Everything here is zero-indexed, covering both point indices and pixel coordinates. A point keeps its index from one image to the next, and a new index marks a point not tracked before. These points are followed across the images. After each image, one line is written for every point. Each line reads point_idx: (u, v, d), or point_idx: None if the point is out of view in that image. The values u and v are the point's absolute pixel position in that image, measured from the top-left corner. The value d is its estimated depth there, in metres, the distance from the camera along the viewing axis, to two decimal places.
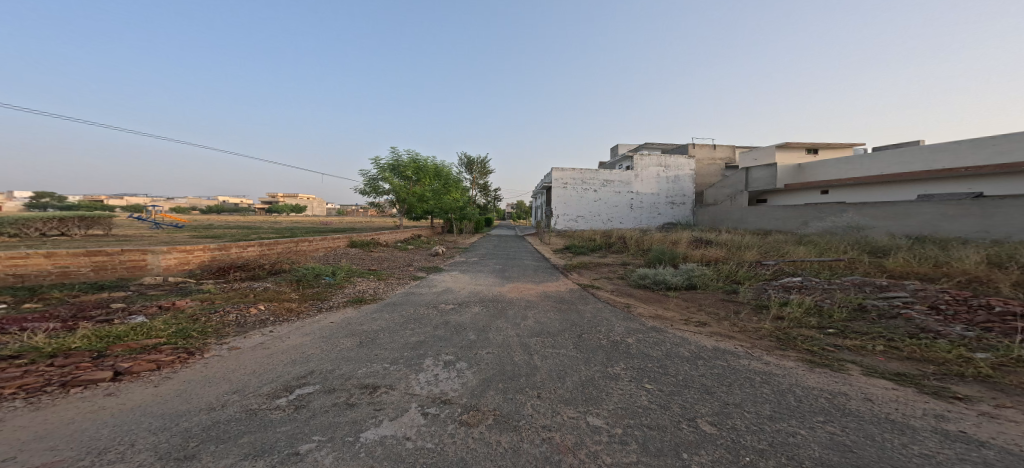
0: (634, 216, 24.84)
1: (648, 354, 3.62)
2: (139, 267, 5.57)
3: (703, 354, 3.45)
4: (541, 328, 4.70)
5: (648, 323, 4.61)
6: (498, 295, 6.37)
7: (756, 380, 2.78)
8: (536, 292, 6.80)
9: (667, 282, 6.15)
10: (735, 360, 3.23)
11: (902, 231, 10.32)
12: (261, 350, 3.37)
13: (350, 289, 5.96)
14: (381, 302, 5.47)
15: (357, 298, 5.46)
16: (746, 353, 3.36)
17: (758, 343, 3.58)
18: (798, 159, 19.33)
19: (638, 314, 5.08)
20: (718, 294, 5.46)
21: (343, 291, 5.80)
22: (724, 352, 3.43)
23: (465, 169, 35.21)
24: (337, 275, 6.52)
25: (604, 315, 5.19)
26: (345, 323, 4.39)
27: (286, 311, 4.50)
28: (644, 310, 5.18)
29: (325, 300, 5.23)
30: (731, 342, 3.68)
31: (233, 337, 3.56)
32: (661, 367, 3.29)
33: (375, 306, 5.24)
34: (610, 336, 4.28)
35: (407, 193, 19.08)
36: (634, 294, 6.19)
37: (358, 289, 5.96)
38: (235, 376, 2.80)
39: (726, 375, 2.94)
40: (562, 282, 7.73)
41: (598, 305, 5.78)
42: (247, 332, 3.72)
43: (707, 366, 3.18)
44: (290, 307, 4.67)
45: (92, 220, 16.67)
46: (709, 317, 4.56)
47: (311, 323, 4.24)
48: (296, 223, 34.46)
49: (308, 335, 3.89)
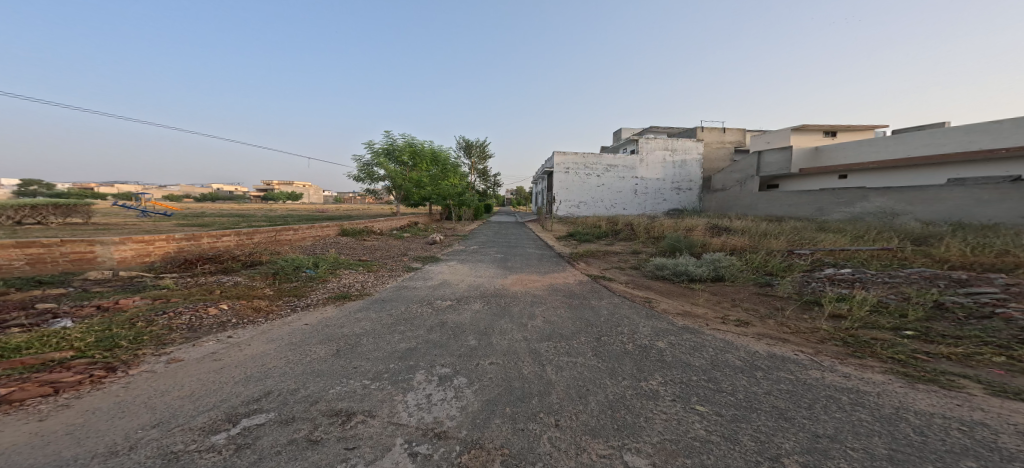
0: (638, 202, 24.14)
1: (689, 363, 2.99)
2: (88, 260, 4.84)
3: (759, 363, 2.81)
4: (552, 330, 4.06)
5: (677, 323, 3.98)
6: (499, 289, 5.72)
7: (843, 401, 2.19)
8: (541, 284, 6.14)
9: (690, 273, 5.52)
10: (803, 373, 2.59)
11: (932, 217, 9.69)
12: (210, 362, 2.72)
13: (335, 283, 5.29)
14: (368, 298, 4.80)
15: (342, 294, 4.81)
16: (812, 360, 2.76)
17: (821, 348, 2.96)
18: (814, 142, 18.46)
19: (663, 310, 4.46)
20: (752, 287, 4.84)
21: (325, 286, 5.10)
22: (784, 360, 2.82)
23: (463, 153, 34.11)
24: (321, 267, 5.85)
25: (624, 312, 4.57)
26: (321, 326, 3.72)
27: (253, 311, 3.83)
28: (669, 307, 4.55)
29: (303, 297, 4.57)
30: (787, 347, 3.05)
31: (177, 345, 2.89)
32: (710, 381, 2.67)
33: (361, 303, 4.60)
34: (635, 339, 3.64)
35: (403, 179, 18.33)
36: (652, 286, 5.57)
37: (345, 284, 5.30)
38: (161, 402, 2.14)
39: (801, 394, 2.33)
40: (568, 272, 7.07)
41: (613, 299, 5.16)
42: (198, 338, 3.07)
43: (769, 379, 2.57)
44: (258, 305, 3.99)
45: (67, 209, 15.43)
46: (749, 315, 3.94)
47: (283, 325, 3.60)
48: (290, 211, 33.55)
49: (276, 341, 3.24)
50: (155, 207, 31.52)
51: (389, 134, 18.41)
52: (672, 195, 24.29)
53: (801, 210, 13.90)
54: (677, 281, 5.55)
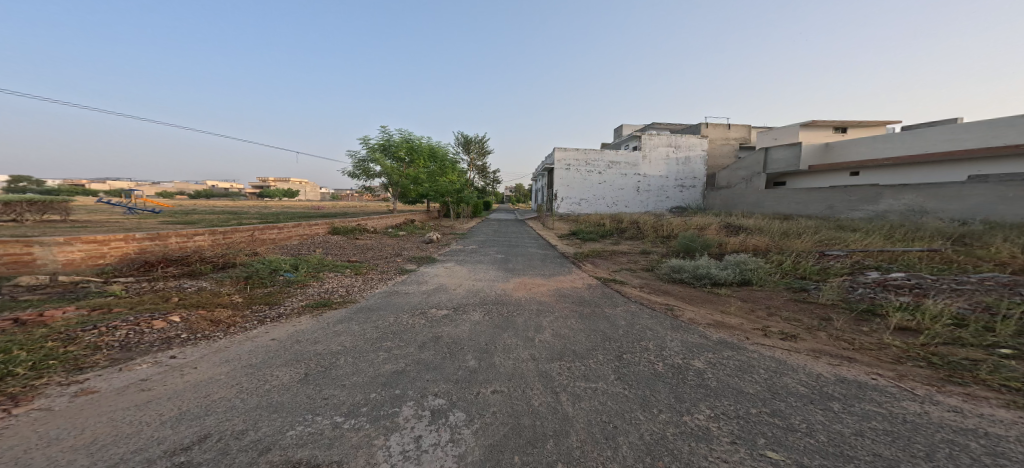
0: (640, 200, 23.63)
1: (742, 391, 2.43)
2: (26, 263, 4.21)
3: (831, 392, 2.26)
4: (563, 347, 3.50)
5: (711, 336, 3.42)
6: (500, 295, 5.15)
7: (974, 450, 1.62)
8: (547, 289, 5.57)
9: (713, 276, 4.99)
10: (896, 407, 2.03)
11: (955, 214, 9.20)
12: (132, 394, 2.16)
13: (315, 288, 4.68)
14: (352, 307, 4.20)
15: (321, 301, 4.23)
16: (899, 389, 2.20)
17: (902, 370, 2.41)
18: (822, 138, 18.01)
19: (690, 320, 3.91)
20: (787, 293, 4.30)
21: (304, 292, 4.49)
22: (862, 388, 2.26)
23: (462, 150, 33.44)
24: (301, 270, 5.24)
25: (645, 322, 4.02)
26: (291, 342, 3.14)
27: (210, 322, 3.23)
28: (695, 316, 4.01)
29: (276, 305, 3.98)
30: (857, 369, 2.50)
31: (96, 371, 2.32)
32: (775, 416, 2.10)
33: (343, 312, 4.02)
34: (665, 358, 3.09)
35: (399, 175, 17.70)
36: (672, 291, 5.02)
37: (326, 289, 4.70)
38: (41, 457, 1.60)
39: (908, 438, 1.76)
40: (575, 275, 6.52)
41: (629, 307, 4.60)
42: (128, 360, 2.48)
43: (855, 416, 1.99)
44: (218, 316, 3.38)
45: (43, 205, 14.62)
46: (795, 326, 3.39)
47: (244, 341, 3.01)
48: (286, 208, 32.78)
49: (230, 363, 2.67)
50: (145, 206, 30.62)
51: (385, 129, 17.78)
52: (674, 193, 23.79)
53: (811, 209, 13.45)
54: (698, 284, 5.04)
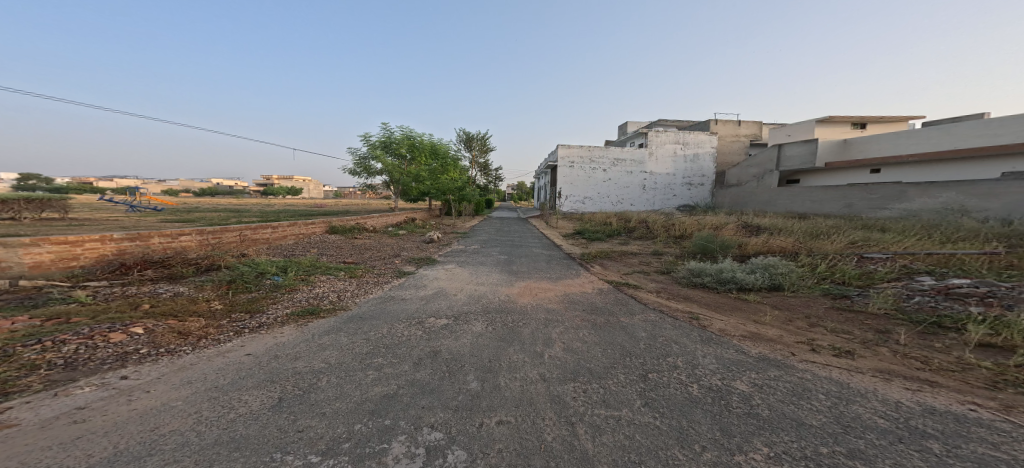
0: (646, 198, 23.14)
1: (804, 424, 2.01)
2: None
3: (921, 428, 1.84)
4: (576, 365, 3.13)
5: (749, 352, 3.02)
6: (504, 301, 4.76)
7: None
8: (554, 295, 5.16)
9: (739, 281, 4.58)
10: (1016, 450, 1.62)
11: (989, 213, 8.66)
12: (59, 429, 1.69)
13: (304, 295, 4.26)
14: (341, 316, 3.81)
15: (308, 310, 3.81)
16: (1008, 426, 1.78)
17: (1003, 400, 1.99)
18: (838, 135, 17.40)
19: (720, 332, 3.50)
20: (826, 300, 3.88)
21: (290, 299, 4.09)
22: (961, 424, 1.84)
23: (463, 146, 33.01)
24: (291, 273, 4.83)
25: (669, 334, 3.60)
26: (268, 359, 2.73)
27: (177, 335, 2.81)
28: (726, 327, 3.59)
29: (257, 314, 3.56)
30: (942, 397, 2.09)
31: (22, 396, 1.88)
32: (856, 458, 1.68)
33: (332, 322, 3.62)
34: (700, 379, 2.68)
35: (400, 173, 17.33)
36: (694, 297, 4.60)
37: (314, 295, 4.28)
38: None
39: None
40: (585, 278, 6.12)
41: (648, 315, 4.18)
42: (68, 381, 2.06)
43: (967, 462, 1.58)
44: (188, 327, 2.97)
45: (41, 204, 14.40)
46: (846, 341, 2.98)
47: (214, 358, 2.58)
48: (288, 206, 32.62)
49: (192, 385, 2.23)
50: (148, 203, 30.56)
51: (386, 125, 17.39)
52: (681, 191, 23.26)
53: (827, 207, 12.92)
54: (722, 289, 4.63)
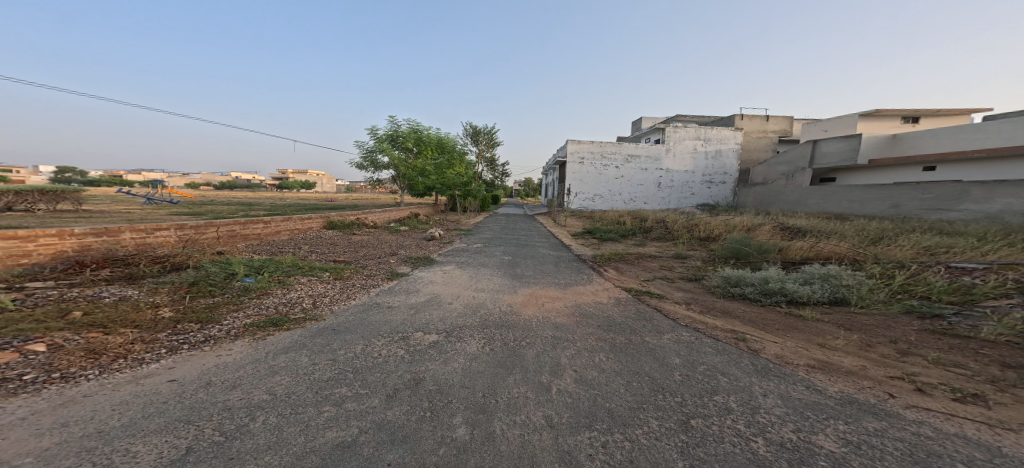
0: (662, 196, 22.07)
1: None
2: None
3: None
4: (593, 406, 2.43)
5: (827, 392, 2.25)
6: (507, 313, 4.09)
7: None
8: (564, 305, 4.47)
9: (790, 292, 3.79)
10: None
11: None
12: None
13: (273, 301, 3.69)
14: (310, 328, 3.22)
15: (271, 320, 3.23)
16: None
17: None
18: (880, 129, 15.94)
19: (778, 360, 2.74)
20: (914, 321, 3.05)
21: (256, 306, 3.52)
22: None
23: (471, 140, 32.42)
24: (267, 274, 4.28)
25: (710, 362, 2.86)
26: (193, 388, 2.14)
27: (88, 354, 2.25)
28: (784, 353, 2.82)
29: (208, 324, 2.99)
30: None
31: None
32: None
33: (295, 337, 3.02)
34: (766, 432, 1.94)
35: (406, 167, 16.89)
36: (734, 311, 3.82)
37: (285, 302, 3.70)
38: None
39: None
40: (599, 285, 5.40)
41: (680, 335, 3.43)
42: None
43: None
44: (108, 343, 2.41)
45: (55, 195, 14.50)
46: (968, 382, 2.17)
47: (118, 387, 2.00)
48: (299, 201, 32.74)
49: (65, 430, 1.63)
50: (166, 196, 31.16)
51: (392, 119, 16.98)
52: (701, 189, 22.07)
53: (869, 208, 12.00)
54: (767, 301, 3.85)
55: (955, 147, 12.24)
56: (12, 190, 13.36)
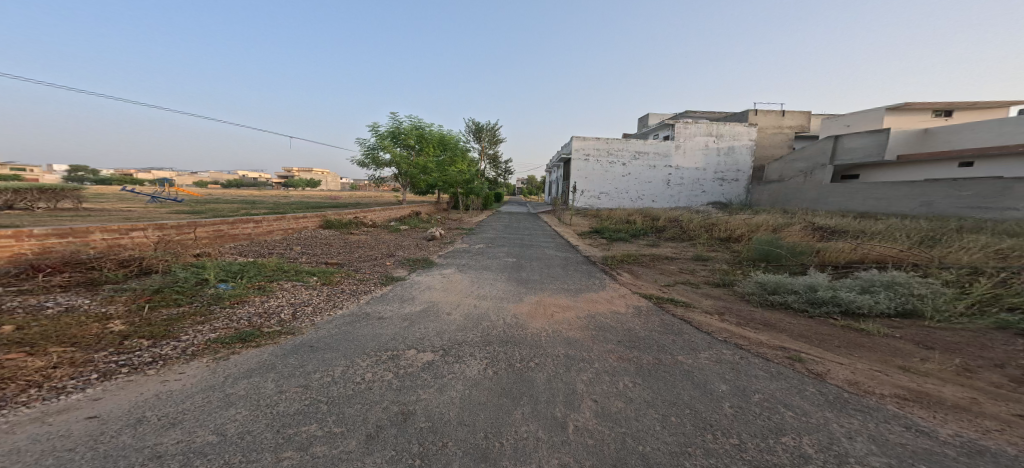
0: (671, 194, 21.40)
1: None
2: None
3: None
4: (625, 449, 1.94)
5: (938, 437, 1.74)
6: (507, 328, 3.59)
7: None
8: (577, 316, 3.99)
9: (845, 301, 3.35)
10: None
11: None
12: None
13: (246, 310, 3.20)
14: (283, 345, 2.75)
15: (238, 335, 2.75)
16: None
17: None
18: (906, 123, 15.15)
19: (855, 390, 2.24)
20: (1014, 341, 2.53)
21: (226, 318, 2.98)
22: None
23: (474, 137, 31.94)
24: (244, 279, 3.78)
25: (766, 390, 2.41)
26: (109, 429, 1.69)
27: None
28: (860, 382, 2.33)
29: (159, 340, 2.51)
30: None
31: None
32: None
33: (263, 356, 2.54)
34: None
35: (408, 164, 16.47)
36: (782, 328, 3.33)
37: (259, 311, 3.21)
38: None
39: None
40: (615, 291, 4.91)
41: (721, 357, 2.96)
42: None
43: None
44: (23, 368, 1.97)
45: (55, 194, 14.30)
46: None
47: (13, 430, 1.57)
48: (302, 198, 32.56)
49: None
50: (171, 193, 31.16)
51: (394, 115, 16.55)
52: (712, 186, 21.35)
53: (897, 205, 11.48)
54: (816, 312, 3.44)
55: (995, 142, 11.49)
56: (10, 188, 13.13)
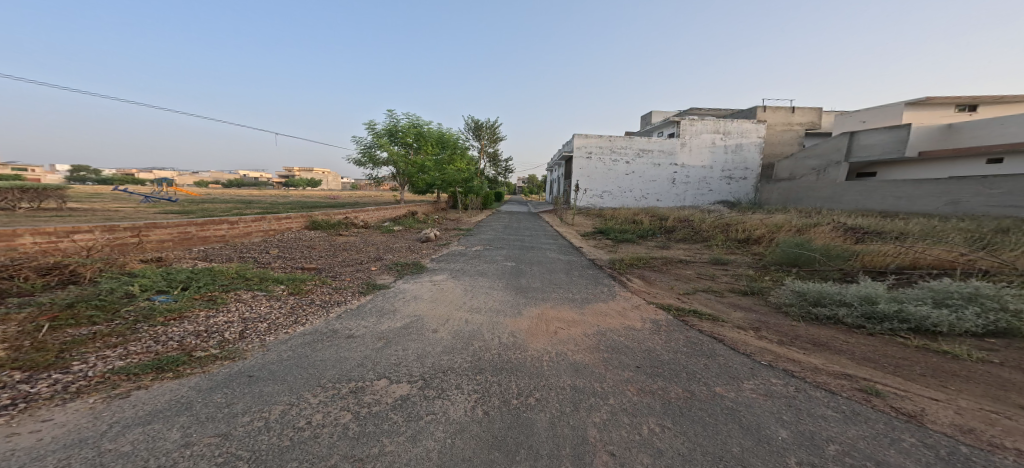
0: (676, 193, 20.78)
1: None
2: None
3: None
4: None
5: None
6: (501, 351, 3.00)
7: None
8: (586, 333, 3.43)
9: (915, 317, 2.80)
10: None
11: None
12: None
13: (180, 328, 2.58)
14: (211, 375, 2.14)
15: (154, 362, 2.13)
16: None
17: None
18: (925, 119, 14.55)
19: (975, 446, 1.69)
20: None
21: (148, 339, 2.38)
22: None
23: (473, 135, 31.34)
24: (191, 289, 3.17)
25: (844, 439, 1.84)
26: None
27: None
28: (976, 433, 1.77)
29: (37, 373, 1.88)
30: None
31: None
32: None
33: (177, 393, 1.91)
34: None
35: (406, 163, 16.01)
36: (840, 348, 2.76)
37: (195, 329, 2.59)
38: None
39: None
40: (628, 300, 4.35)
41: (772, 389, 2.39)
42: None
43: None
44: None
45: (36, 194, 13.71)
46: None
47: None
48: (298, 196, 32.00)
49: None
50: (167, 192, 30.65)
51: (391, 112, 16.08)
52: (719, 185, 20.73)
53: (920, 204, 10.88)
54: (877, 328, 2.90)
55: None
56: None
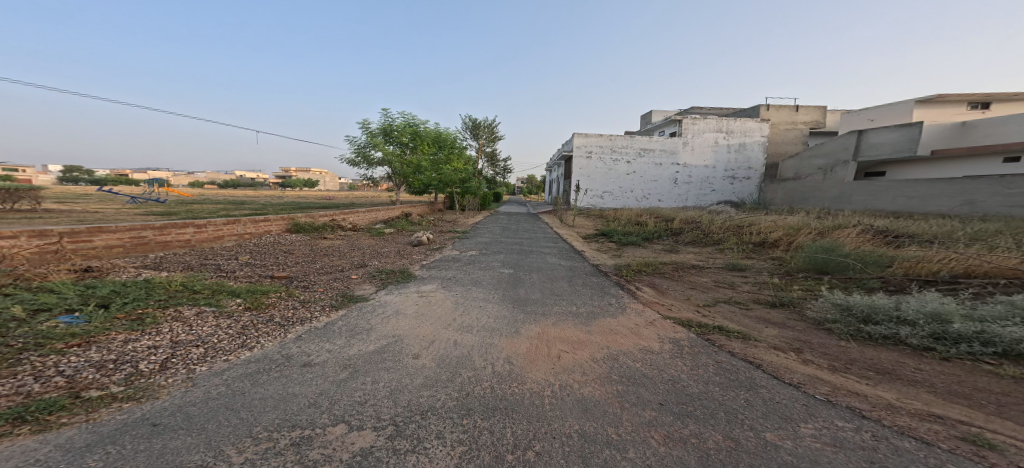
0: (678, 193, 20.33)
1: None
2: None
3: None
4: None
5: None
6: (494, 384, 2.47)
7: None
8: (593, 357, 2.89)
9: (1002, 340, 2.27)
10: None
11: None
12: None
13: (79, 358, 2.03)
14: (93, 428, 1.59)
15: (14, 410, 1.58)
16: None
17: None
18: (936, 116, 14.09)
19: None
20: None
21: (30, 374, 1.83)
22: None
23: (471, 134, 30.82)
24: (114, 306, 2.62)
25: None
26: None
27: None
28: None
29: None
30: None
31: None
32: None
33: (29, 456, 1.37)
34: None
35: (401, 162, 15.31)
36: (912, 377, 2.19)
37: (99, 358, 2.05)
38: None
39: None
40: (640, 314, 3.78)
41: (838, 435, 1.75)
42: None
43: None
44: None
45: (10, 194, 13.02)
46: None
47: None
48: (297, 198, 31.56)
49: None
50: (159, 192, 29.92)
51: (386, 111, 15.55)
52: (721, 185, 20.29)
53: (934, 204, 10.42)
54: (952, 352, 2.35)
55: None
56: None
